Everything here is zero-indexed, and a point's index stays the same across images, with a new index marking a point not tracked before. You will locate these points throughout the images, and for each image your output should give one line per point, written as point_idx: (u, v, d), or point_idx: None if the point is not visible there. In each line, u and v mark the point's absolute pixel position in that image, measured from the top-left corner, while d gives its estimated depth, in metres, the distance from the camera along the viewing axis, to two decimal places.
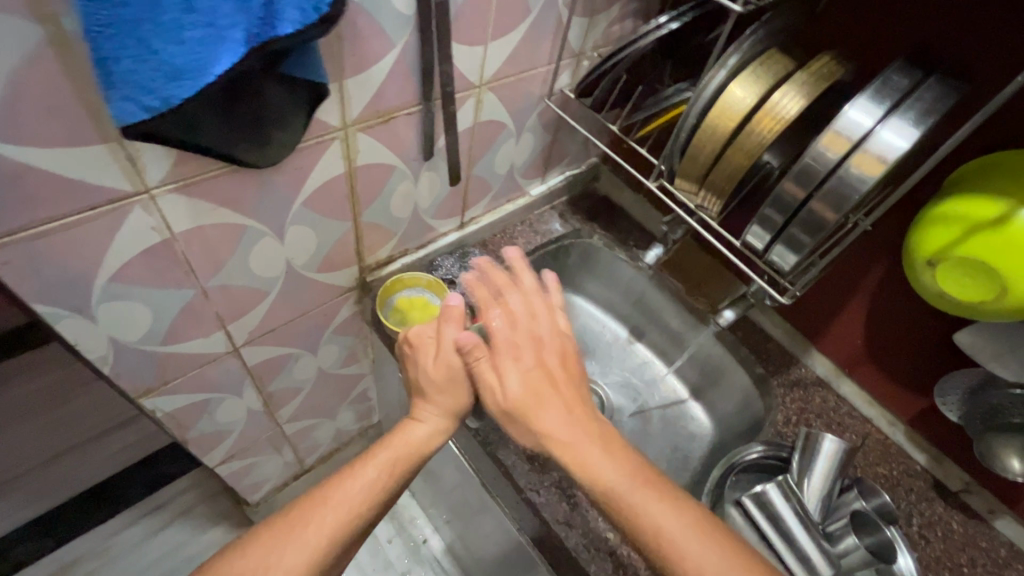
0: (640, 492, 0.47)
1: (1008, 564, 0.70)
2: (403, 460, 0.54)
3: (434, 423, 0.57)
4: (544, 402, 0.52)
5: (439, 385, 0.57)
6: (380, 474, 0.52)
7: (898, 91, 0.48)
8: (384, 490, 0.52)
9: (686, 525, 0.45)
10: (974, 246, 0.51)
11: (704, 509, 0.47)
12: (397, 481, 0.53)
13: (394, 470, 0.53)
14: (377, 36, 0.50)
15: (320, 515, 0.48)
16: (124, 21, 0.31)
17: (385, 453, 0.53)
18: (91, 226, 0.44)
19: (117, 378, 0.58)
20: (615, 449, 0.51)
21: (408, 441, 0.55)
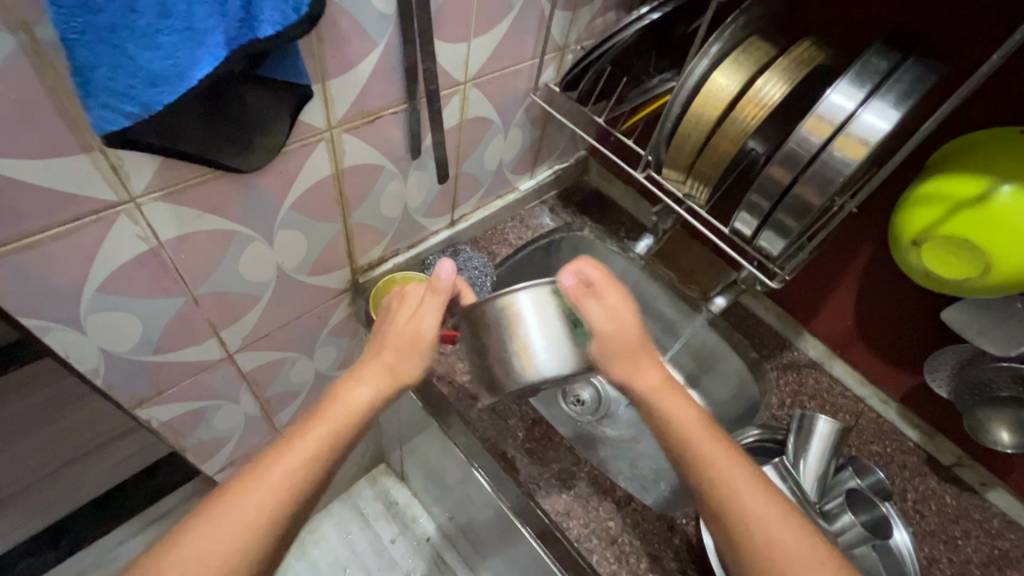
0: (727, 460, 0.47)
1: (1000, 534, 0.71)
2: (339, 431, 0.49)
3: (377, 385, 0.51)
4: (629, 355, 0.50)
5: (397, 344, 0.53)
6: (313, 449, 0.48)
7: (878, 74, 0.48)
8: (318, 466, 0.48)
9: (757, 489, 0.46)
10: (957, 224, 0.52)
11: (744, 470, 0.47)
12: (332, 454, 0.49)
13: (329, 446, 0.48)
14: (358, 37, 0.50)
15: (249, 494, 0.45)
16: (99, 28, 0.31)
17: (321, 426, 0.48)
18: (76, 237, 0.44)
19: (110, 389, 0.58)
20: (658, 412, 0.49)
21: (350, 408, 0.50)
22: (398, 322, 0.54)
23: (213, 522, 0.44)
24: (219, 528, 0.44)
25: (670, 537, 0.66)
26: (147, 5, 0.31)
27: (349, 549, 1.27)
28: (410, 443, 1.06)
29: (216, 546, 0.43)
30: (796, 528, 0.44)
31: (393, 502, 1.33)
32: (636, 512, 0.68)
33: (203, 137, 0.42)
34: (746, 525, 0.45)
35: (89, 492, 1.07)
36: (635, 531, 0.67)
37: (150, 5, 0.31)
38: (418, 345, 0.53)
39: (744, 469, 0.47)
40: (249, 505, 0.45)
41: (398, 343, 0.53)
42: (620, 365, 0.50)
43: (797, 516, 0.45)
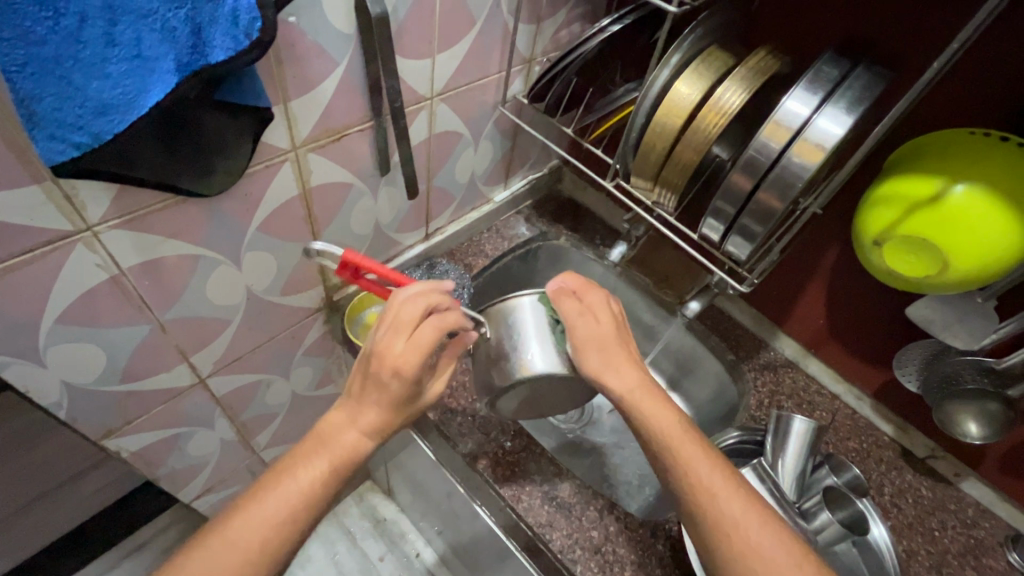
0: (704, 459, 0.49)
1: (975, 523, 0.73)
2: (338, 468, 0.49)
3: (365, 424, 0.51)
4: (607, 353, 0.54)
5: (378, 379, 0.50)
6: (311, 481, 0.48)
7: (830, 81, 0.50)
8: (318, 498, 0.48)
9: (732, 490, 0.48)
10: (915, 223, 0.53)
11: (719, 470, 0.49)
12: (331, 488, 0.49)
13: (318, 482, 0.48)
14: (318, 57, 0.49)
15: (244, 523, 0.45)
16: (42, 59, 0.30)
17: (319, 458, 0.49)
18: (31, 269, 0.43)
19: (75, 422, 0.57)
20: (640, 412, 0.52)
21: (340, 445, 0.50)
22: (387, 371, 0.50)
23: (205, 554, 0.44)
24: (213, 561, 0.43)
25: (654, 544, 0.66)
26: (93, 34, 0.31)
27: (336, 569, 1.25)
28: (394, 459, 1.04)
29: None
30: (756, 514, 0.47)
31: (381, 518, 1.31)
32: (619, 520, 0.68)
33: (160, 162, 0.41)
34: (718, 520, 0.47)
35: (63, 527, 1.03)
36: (619, 539, 0.67)
37: (95, 34, 0.31)
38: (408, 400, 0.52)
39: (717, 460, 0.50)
40: (243, 538, 0.45)
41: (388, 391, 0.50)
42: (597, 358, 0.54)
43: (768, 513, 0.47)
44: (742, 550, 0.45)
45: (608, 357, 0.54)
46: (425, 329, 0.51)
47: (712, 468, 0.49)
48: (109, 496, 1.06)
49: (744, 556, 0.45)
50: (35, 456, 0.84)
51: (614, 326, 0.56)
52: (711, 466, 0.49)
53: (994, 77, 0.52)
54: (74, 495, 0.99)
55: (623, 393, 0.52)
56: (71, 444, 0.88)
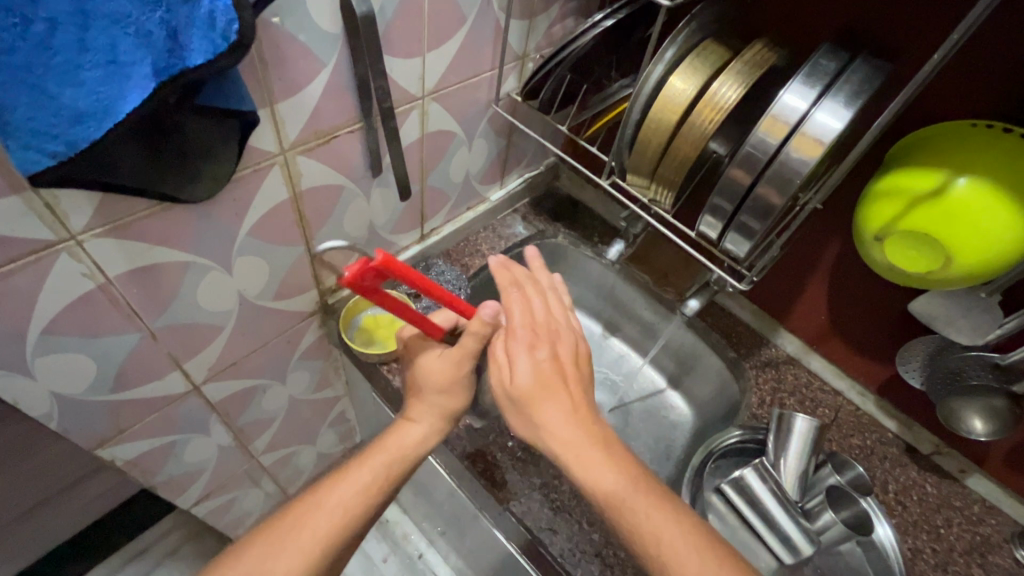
0: (651, 518, 0.46)
1: (981, 520, 0.72)
2: (395, 464, 0.55)
3: (431, 423, 0.58)
4: (557, 400, 0.52)
5: (442, 385, 0.58)
6: (374, 478, 0.53)
7: (828, 74, 0.48)
8: (378, 493, 0.53)
9: (694, 549, 0.45)
10: (917, 218, 0.52)
11: (682, 530, 0.46)
12: (391, 484, 0.54)
13: (387, 473, 0.54)
14: (305, 58, 0.48)
15: (311, 519, 0.50)
16: (12, 67, 0.29)
17: (381, 456, 0.55)
18: (15, 279, 0.42)
19: (68, 432, 0.56)
20: (586, 468, 0.49)
21: (405, 442, 0.56)
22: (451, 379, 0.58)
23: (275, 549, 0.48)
24: None
25: None
26: (65, 40, 0.30)
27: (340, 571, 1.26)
28: None
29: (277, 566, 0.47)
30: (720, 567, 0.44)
31: (383, 520, 1.31)
32: None
33: (142, 169, 0.40)
34: None
35: (64, 533, 1.03)
36: (620, 542, 0.66)
37: (66, 40, 0.30)
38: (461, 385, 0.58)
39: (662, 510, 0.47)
40: (308, 531, 0.49)
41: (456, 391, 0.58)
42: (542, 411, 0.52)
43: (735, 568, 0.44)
44: None
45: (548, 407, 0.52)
46: (466, 340, 0.56)
47: (677, 525, 0.46)
48: (109, 502, 1.06)
49: None
50: (31, 465, 0.83)
51: (536, 377, 0.53)
52: (674, 523, 0.46)
53: (998, 67, 0.51)
54: (74, 502, 0.98)
55: (564, 451, 0.50)
56: (67, 452, 0.87)
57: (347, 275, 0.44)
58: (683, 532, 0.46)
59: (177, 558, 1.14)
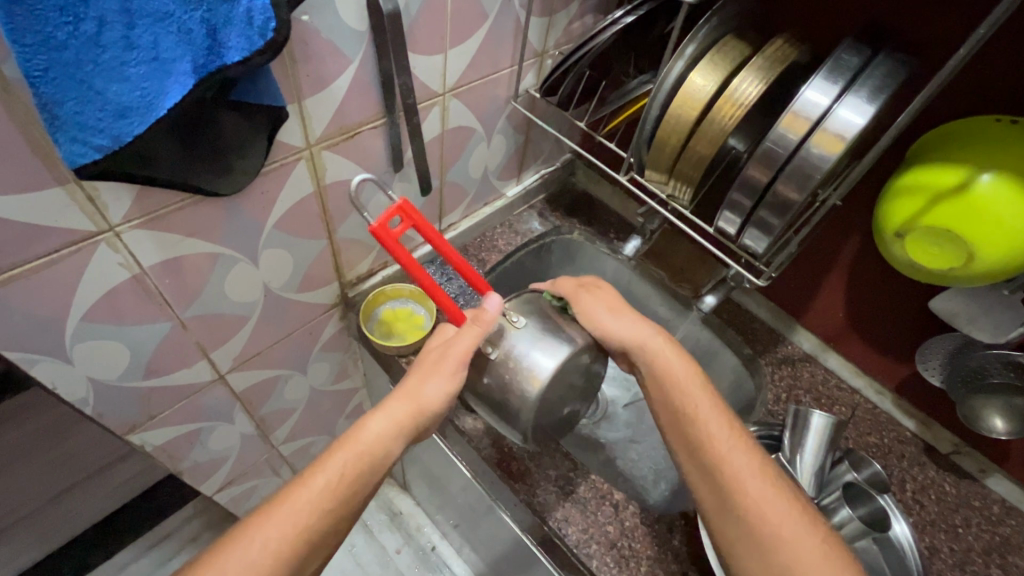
0: (723, 432, 0.55)
1: (1001, 521, 0.71)
2: (355, 465, 0.53)
3: (393, 419, 0.55)
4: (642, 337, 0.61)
5: (428, 367, 0.57)
6: (324, 483, 0.51)
7: (851, 69, 0.48)
8: (333, 497, 0.51)
9: (756, 473, 0.53)
10: (938, 214, 0.52)
11: (743, 451, 0.54)
12: (348, 486, 0.52)
13: (345, 477, 0.52)
14: (331, 55, 0.49)
15: (262, 528, 0.49)
16: (62, 64, 0.31)
17: (334, 459, 0.53)
18: (57, 269, 0.44)
19: (101, 418, 0.58)
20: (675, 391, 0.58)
21: (363, 443, 0.54)
22: (432, 372, 0.57)
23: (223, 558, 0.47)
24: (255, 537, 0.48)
25: (671, 539, 0.66)
26: (112, 37, 0.31)
27: (354, 562, 1.28)
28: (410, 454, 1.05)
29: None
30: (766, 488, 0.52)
31: (397, 512, 1.33)
32: (635, 516, 0.68)
33: (177, 163, 0.42)
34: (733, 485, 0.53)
35: (90, 517, 1.06)
36: (634, 535, 0.67)
37: (113, 37, 0.31)
38: (446, 367, 0.57)
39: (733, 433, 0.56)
40: (257, 541, 0.48)
41: (443, 393, 0.57)
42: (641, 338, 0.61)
43: (782, 484, 0.53)
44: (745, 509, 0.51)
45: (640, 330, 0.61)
46: (469, 334, 0.57)
47: (738, 448, 0.55)
48: (132, 489, 1.09)
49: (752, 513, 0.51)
50: (60, 451, 0.86)
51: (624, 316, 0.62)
52: (738, 446, 0.55)
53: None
54: (101, 488, 1.01)
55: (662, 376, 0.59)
56: (94, 438, 0.89)
57: (375, 223, 0.53)
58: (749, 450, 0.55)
59: (197, 545, 1.17)
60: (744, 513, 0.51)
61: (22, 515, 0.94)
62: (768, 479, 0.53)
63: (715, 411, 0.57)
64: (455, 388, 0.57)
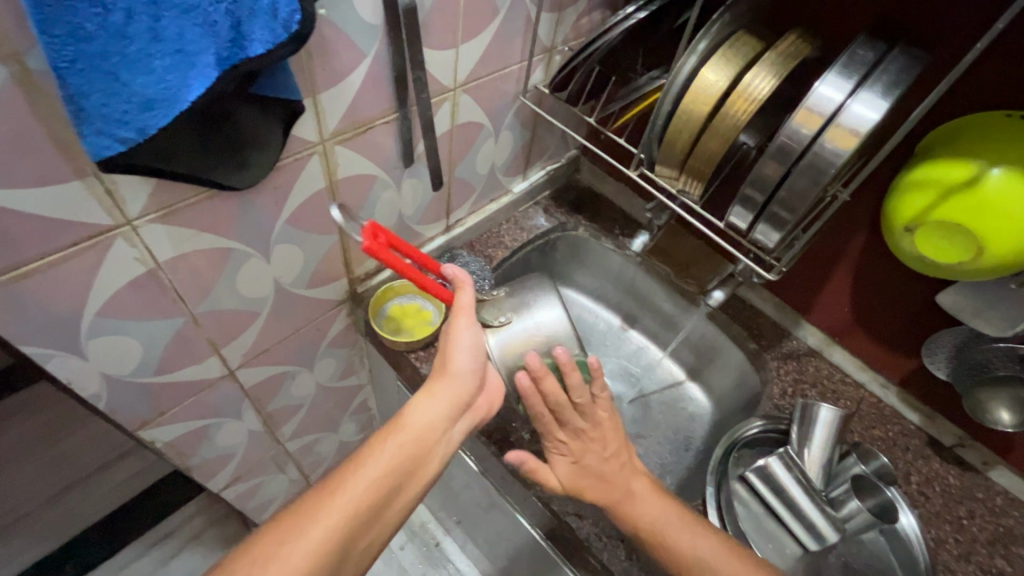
0: (682, 530, 0.56)
1: (1004, 512, 0.72)
2: (408, 449, 0.54)
3: (438, 399, 0.57)
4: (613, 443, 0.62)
5: (444, 346, 0.60)
6: (380, 466, 0.51)
7: (865, 65, 0.49)
8: (392, 477, 0.52)
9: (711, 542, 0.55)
10: (949, 209, 0.52)
11: (699, 530, 0.56)
12: (401, 469, 0.53)
13: (396, 462, 0.52)
14: (347, 49, 0.49)
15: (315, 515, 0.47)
16: (89, 54, 0.30)
17: (389, 445, 0.53)
18: (74, 262, 0.44)
19: (113, 414, 0.58)
20: (634, 510, 0.58)
21: (413, 429, 0.55)
22: (454, 338, 0.59)
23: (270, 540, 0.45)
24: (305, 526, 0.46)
25: None
26: (138, 29, 0.31)
27: None
28: None
29: (279, 558, 0.44)
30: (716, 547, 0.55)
31: None
32: None
33: (196, 156, 0.42)
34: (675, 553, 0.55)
35: (91, 515, 1.06)
36: None
37: (140, 29, 0.31)
38: (453, 328, 0.59)
39: (687, 521, 0.57)
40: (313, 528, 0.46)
41: (472, 364, 0.59)
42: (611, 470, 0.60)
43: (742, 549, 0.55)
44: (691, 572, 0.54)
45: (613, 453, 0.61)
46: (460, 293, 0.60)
47: (693, 530, 0.56)
48: (135, 486, 1.08)
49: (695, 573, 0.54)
50: None
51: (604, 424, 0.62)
52: (692, 530, 0.56)
53: None
54: (103, 484, 1.01)
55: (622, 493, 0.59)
56: None
57: (365, 242, 0.56)
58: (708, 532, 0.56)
59: (200, 542, 1.17)
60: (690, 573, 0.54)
61: (25, 512, 0.93)
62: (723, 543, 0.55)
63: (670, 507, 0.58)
64: (473, 346, 0.59)
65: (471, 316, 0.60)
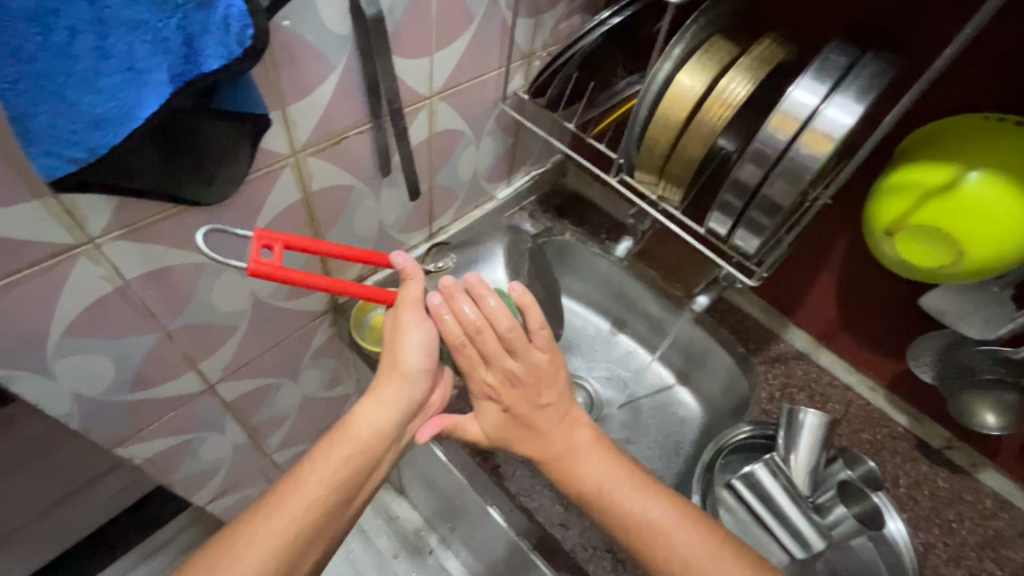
0: (636, 494, 0.53)
1: (994, 514, 0.72)
2: (354, 459, 0.54)
3: (384, 402, 0.56)
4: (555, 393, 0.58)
5: (392, 340, 0.57)
6: (323, 477, 0.51)
7: (838, 69, 0.48)
8: (334, 489, 0.52)
9: (682, 520, 0.52)
10: (929, 212, 0.52)
11: (656, 495, 0.53)
12: (346, 480, 0.53)
13: (342, 471, 0.53)
14: (315, 61, 0.49)
15: (259, 529, 0.48)
16: (33, 76, 0.30)
17: (335, 454, 0.53)
18: (36, 283, 0.43)
19: (88, 433, 0.57)
20: (577, 467, 0.55)
21: (359, 438, 0.54)
22: (401, 337, 0.56)
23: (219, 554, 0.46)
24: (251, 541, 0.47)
25: None
26: (83, 48, 0.31)
27: (351, 568, 1.28)
28: (406, 459, 1.05)
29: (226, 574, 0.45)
30: (667, 512, 0.52)
31: (394, 516, 1.32)
32: None
33: (160, 171, 0.41)
34: (621, 519, 0.52)
35: (81, 530, 1.05)
36: None
37: (86, 47, 0.31)
38: (400, 323, 0.56)
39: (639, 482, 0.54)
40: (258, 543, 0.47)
41: (423, 363, 0.57)
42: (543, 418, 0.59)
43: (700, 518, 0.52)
44: (640, 540, 0.52)
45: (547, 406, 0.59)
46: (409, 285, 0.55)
47: (651, 492, 0.53)
48: (125, 500, 1.07)
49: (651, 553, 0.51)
50: (46, 468, 0.84)
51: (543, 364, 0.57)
52: (648, 491, 0.53)
53: (1008, 62, 0.51)
54: (92, 500, 1.00)
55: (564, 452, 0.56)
56: (83, 451, 0.88)
57: (249, 264, 0.44)
58: (672, 501, 0.53)
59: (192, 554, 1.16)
60: (646, 547, 0.51)
61: (12, 530, 0.92)
62: (692, 525, 0.52)
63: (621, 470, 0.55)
64: (424, 338, 0.56)
65: (419, 310, 0.56)
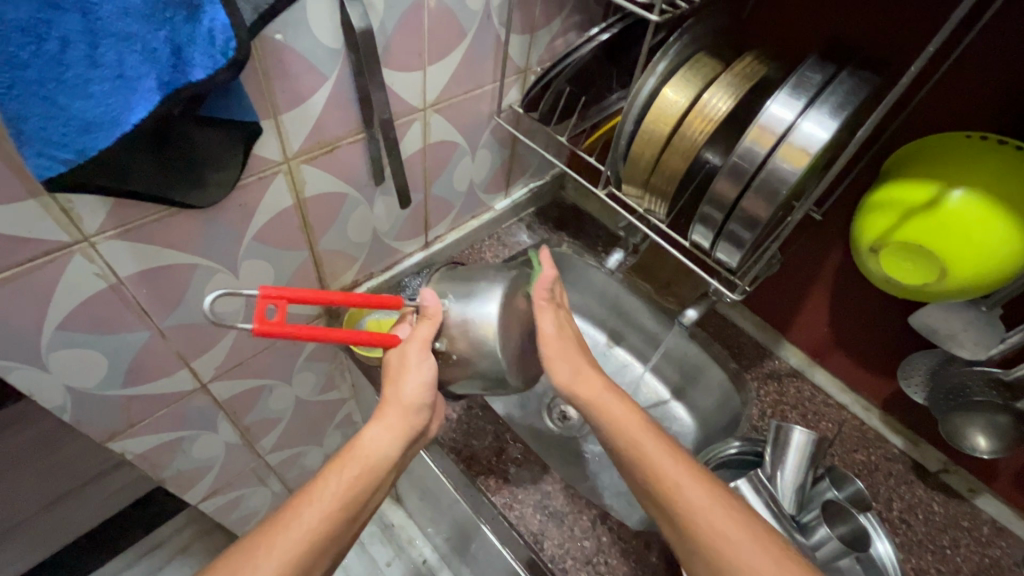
0: (692, 485, 0.51)
1: (991, 542, 0.70)
2: (364, 474, 0.55)
3: (389, 425, 0.57)
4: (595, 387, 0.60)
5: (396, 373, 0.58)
6: (339, 489, 0.53)
7: (815, 86, 0.49)
8: (347, 503, 0.53)
9: (721, 510, 0.50)
10: (911, 229, 0.51)
11: (688, 469, 0.52)
12: (358, 494, 0.54)
13: (356, 483, 0.54)
14: (307, 72, 0.51)
15: (279, 539, 0.49)
16: (26, 82, 0.32)
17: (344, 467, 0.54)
18: (34, 278, 0.45)
19: (80, 426, 0.59)
20: (620, 436, 0.56)
21: (366, 453, 0.56)
22: (404, 372, 0.58)
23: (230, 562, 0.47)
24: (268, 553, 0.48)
25: (648, 555, 0.65)
26: (74, 57, 0.33)
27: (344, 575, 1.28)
28: None
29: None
30: (698, 488, 0.51)
31: (389, 524, 1.32)
32: (613, 531, 0.67)
33: (153, 175, 0.43)
34: (672, 488, 0.51)
35: (80, 527, 1.07)
36: (612, 550, 0.66)
37: (76, 56, 0.33)
38: (405, 361, 0.58)
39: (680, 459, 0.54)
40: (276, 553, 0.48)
41: (425, 399, 0.58)
42: (557, 370, 0.61)
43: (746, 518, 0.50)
44: (698, 527, 0.49)
45: (552, 356, 0.62)
46: (421, 327, 0.59)
47: (684, 467, 0.53)
48: (124, 499, 1.09)
49: (712, 546, 0.48)
50: (48, 464, 0.86)
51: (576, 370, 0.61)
52: (682, 466, 0.53)
53: (990, 83, 0.51)
54: (92, 497, 1.02)
55: (616, 426, 0.57)
56: (85, 448, 0.90)
57: (255, 326, 0.45)
58: (702, 482, 0.52)
59: (187, 555, 1.17)
60: (716, 553, 0.48)
61: (13, 524, 0.94)
62: (736, 518, 0.49)
63: (663, 448, 0.54)
64: (429, 374, 0.58)
65: (427, 348, 0.58)
